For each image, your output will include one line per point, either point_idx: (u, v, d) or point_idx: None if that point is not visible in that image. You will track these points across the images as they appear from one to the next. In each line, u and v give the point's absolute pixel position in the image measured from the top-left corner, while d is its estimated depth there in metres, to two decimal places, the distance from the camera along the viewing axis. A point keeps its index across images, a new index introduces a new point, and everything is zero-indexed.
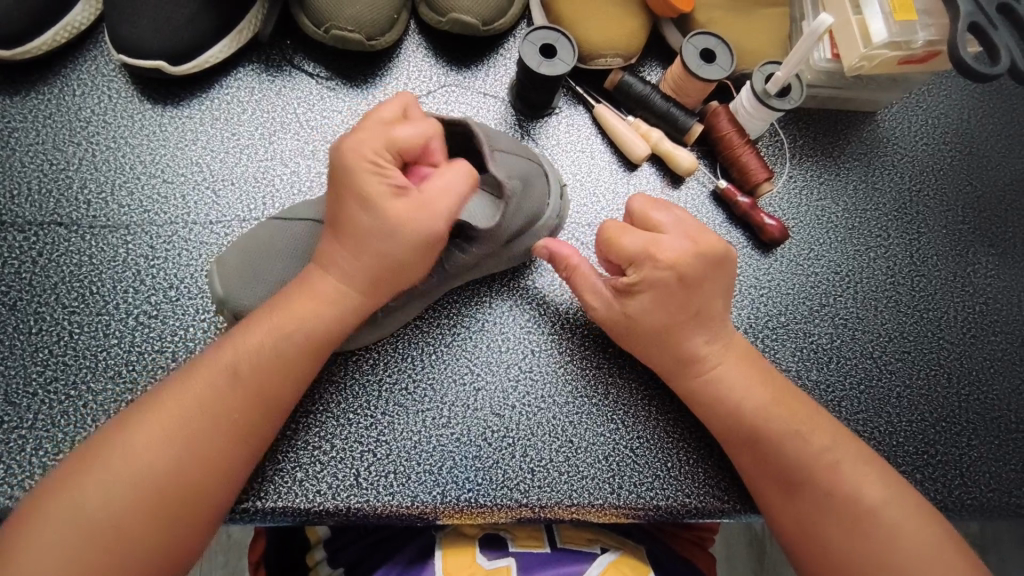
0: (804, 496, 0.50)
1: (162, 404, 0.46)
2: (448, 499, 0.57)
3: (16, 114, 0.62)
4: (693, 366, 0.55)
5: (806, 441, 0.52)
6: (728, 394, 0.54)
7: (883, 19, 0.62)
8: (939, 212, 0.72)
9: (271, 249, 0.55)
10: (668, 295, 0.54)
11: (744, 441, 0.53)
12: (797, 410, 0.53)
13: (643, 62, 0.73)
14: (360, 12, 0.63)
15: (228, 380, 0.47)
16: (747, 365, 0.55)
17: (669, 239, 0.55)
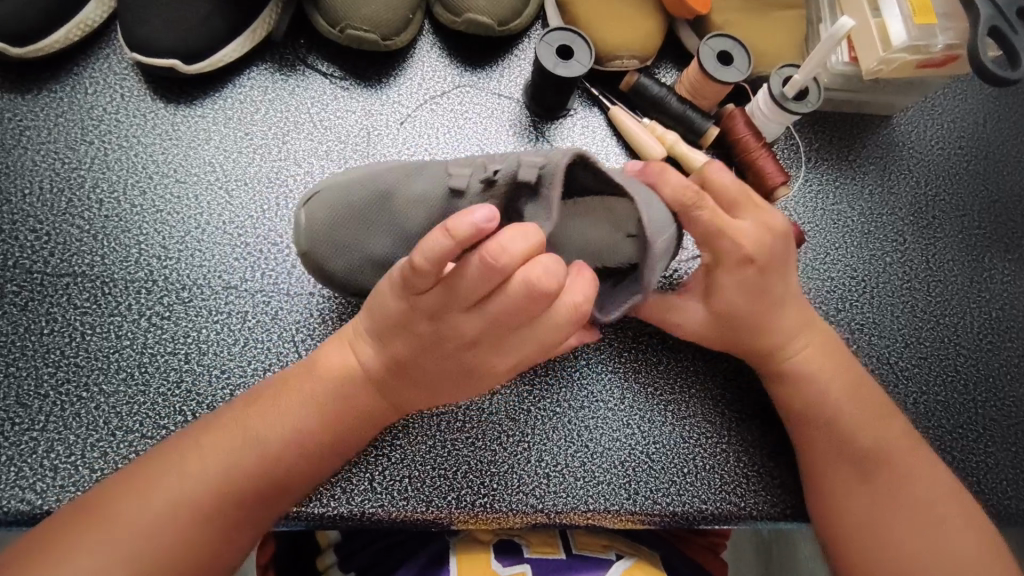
0: (868, 483, 0.54)
1: (174, 474, 0.45)
2: (463, 504, 0.57)
3: (27, 112, 0.61)
4: (785, 348, 0.56)
5: (867, 426, 0.55)
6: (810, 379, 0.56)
7: (902, 21, 0.62)
8: (955, 217, 0.72)
9: (375, 213, 0.53)
10: (750, 285, 0.55)
11: (824, 422, 0.55)
12: (861, 397, 0.56)
13: (658, 64, 0.72)
14: (376, 12, 0.63)
15: (251, 458, 0.46)
16: (827, 350, 0.57)
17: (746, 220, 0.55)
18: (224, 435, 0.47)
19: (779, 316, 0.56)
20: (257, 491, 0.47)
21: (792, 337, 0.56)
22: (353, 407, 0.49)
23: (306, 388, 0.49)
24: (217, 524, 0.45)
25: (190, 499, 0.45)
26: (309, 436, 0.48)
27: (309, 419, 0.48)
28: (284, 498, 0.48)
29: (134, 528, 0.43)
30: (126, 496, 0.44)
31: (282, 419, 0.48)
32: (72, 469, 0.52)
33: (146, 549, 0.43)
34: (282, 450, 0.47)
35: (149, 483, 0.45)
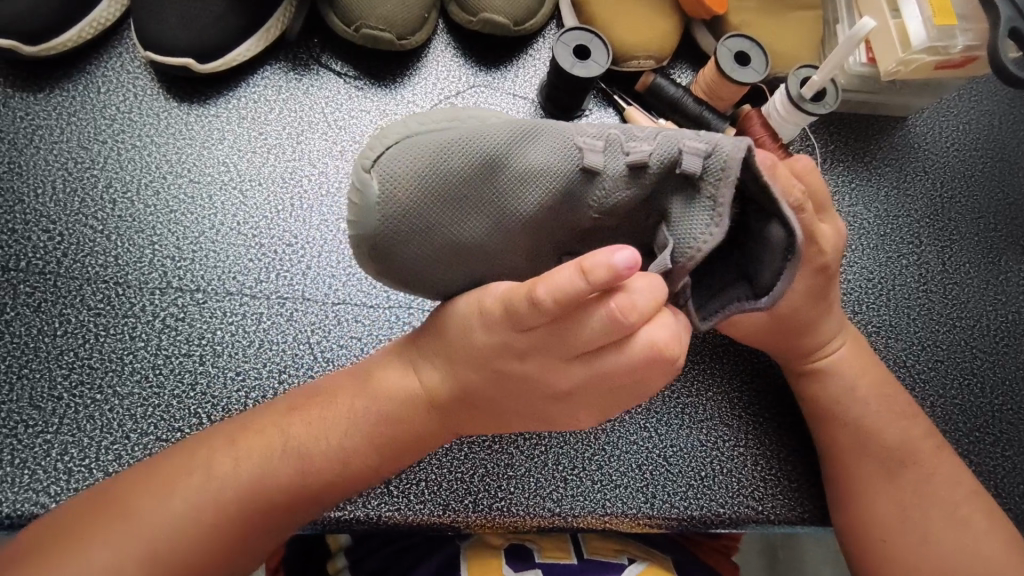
0: (901, 479, 0.55)
1: (205, 474, 0.45)
2: (480, 507, 0.56)
3: (39, 111, 0.61)
4: (819, 349, 0.57)
5: (892, 424, 0.56)
6: (842, 380, 0.58)
7: (922, 24, 0.62)
8: (971, 219, 0.72)
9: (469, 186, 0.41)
10: (818, 286, 0.55)
11: (855, 423, 0.56)
12: (886, 397, 0.57)
13: (673, 64, 0.72)
14: (392, 12, 0.62)
15: (286, 471, 0.46)
16: (857, 352, 0.59)
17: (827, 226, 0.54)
18: (259, 442, 0.46)
19: (827, 320, 0.56)
20: (286, 504, 0.46)
21: (830, 339, 0.57)
22: (410, 434, 0.48)
23: (352, 404, 0.48)
24: (242, 530, 0.45)
25: (219, 503, 0.44)
26: (349, 452, 0.47)
27: (352, 438, 0.47)
28: (311, 509, 0.48)
29: (160, 525, 0.43)
30: (156, 491, 0.44)
31: (321, 434, 0.47)
32: (87, 472, 0.51)
33: (169, 549, 0.43)
34: (320, 467, 0.47)
35: (181, 481, 0.44)
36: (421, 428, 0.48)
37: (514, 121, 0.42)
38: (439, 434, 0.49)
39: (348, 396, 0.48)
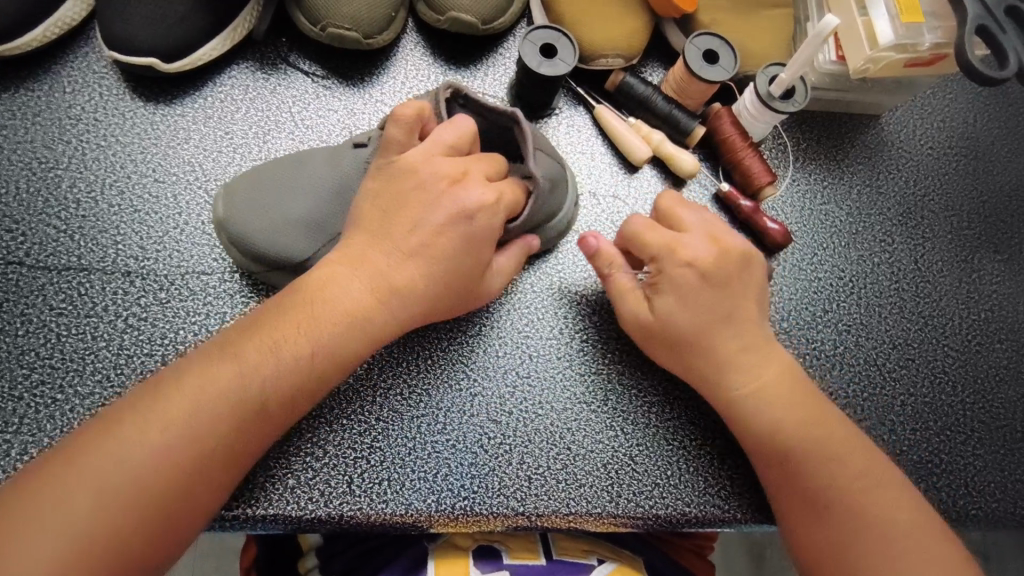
0: (830, 520, 0.49)
1: (153, 413, 0.43)
2: (443, 507, 0.56)
3: (4, 111, 0.61)
4: (731, 377, 0.53)
5: (834, 452, 0.51)
6: (761, 407, 0.53)
7: (889, 21, 0.61)
8: (944, 217, 0.71)
9: (281, 191, 0.56)
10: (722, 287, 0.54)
11: (789, 461, 0.51)
12: (831, 429, 0.52)
13: (644, 63, 0.72)
14: (357, 10, 0.62)
15: (234, 395, 0.45)
16: (785, 377, 0.54)
17: (693, 239, 0.56)
18: (205, 371, 0.45)
19: (725, 329, 0.54)
20: (242, 431, 0.45)
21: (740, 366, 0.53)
22: (357, 319, 0.49)
23: (285, 326, 0.47)
24: (196, 465, 0.43)
25: (171, 439, 0.43)
26: (293, 370, 0.46)
27: (303, 349, 0.47)
28: (272, 428, 0.47)
29: (109, 467, 0.41)
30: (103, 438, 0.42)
31: (259, 356, 0.46)
32: None
33: (119, 492, 0.41)
34: (270, 385, 0.46)
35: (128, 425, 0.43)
36: (368, 318, 0.49)
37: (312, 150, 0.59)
38: (393, 320, 0.50)
39: (289, 308, 0.48)
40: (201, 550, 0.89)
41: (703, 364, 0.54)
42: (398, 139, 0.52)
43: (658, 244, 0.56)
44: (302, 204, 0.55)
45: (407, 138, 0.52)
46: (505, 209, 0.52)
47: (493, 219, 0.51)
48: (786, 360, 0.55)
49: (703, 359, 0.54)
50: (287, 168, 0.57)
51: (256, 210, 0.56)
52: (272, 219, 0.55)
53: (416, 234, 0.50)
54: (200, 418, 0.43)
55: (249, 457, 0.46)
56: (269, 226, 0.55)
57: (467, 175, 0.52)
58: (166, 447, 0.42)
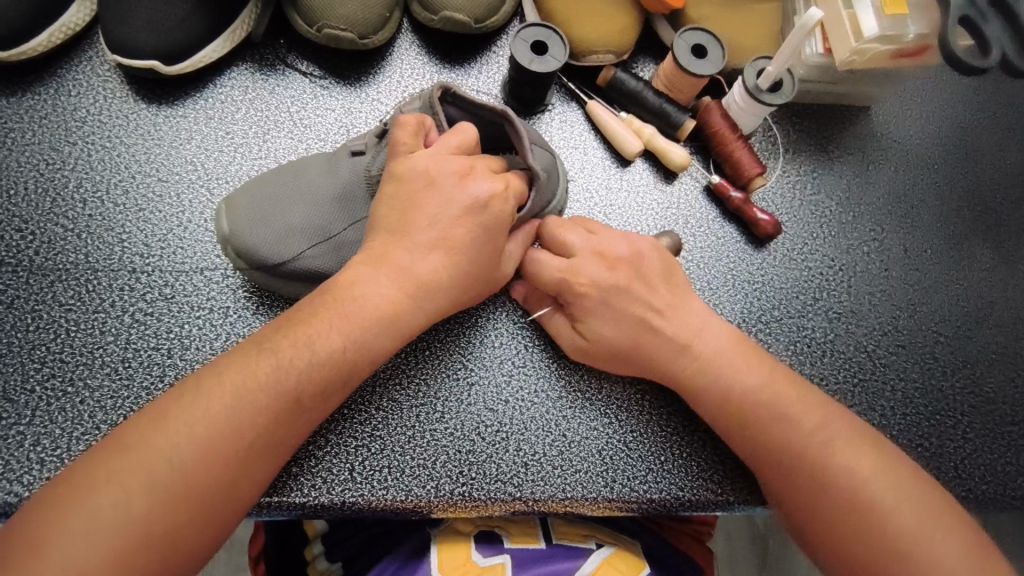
0: (796, 479, 0.51)
1: (188, 415, 0.45)
2: (442, 493, 0.58)
3: (12, 115, 0.63)
4: (674, 363, 0.55)
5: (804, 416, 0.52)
6: (716, 380, 0.54)
7: (873, 13, 0.63)
8: (933, 206, 0.72)
9: (281, 198, 0.57)
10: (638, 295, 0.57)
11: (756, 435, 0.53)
12: (790, 390, 0.53)
13: (635, 58, 0.73)
14: (353, 11, 0.64)
15: (265, 395, 0.46)
16: (733, 347, 0.55)
17: (585, 267, 0.57)
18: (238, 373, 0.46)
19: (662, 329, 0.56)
20: (272, 431, 0.46)
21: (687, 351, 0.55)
22: (383, 317, 0.50)
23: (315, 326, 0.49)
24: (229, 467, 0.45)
25: (208, 436, 0.44)
26: (322, 371, 0.48)
27: (330, 350, 0.48)
28: (302, 426, 0.48)
29: (147, 468, 0.43)
30: (142, 439, 0.44)
31: (291, 357, 0.47)
32: (58, 462, 0.53)
33: (157, 493, 0.42)
34: (299, 382, 0.47)
35: (165, 427, 0.44)
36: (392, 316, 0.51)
37: (307, 158, 0.61)
38: (415, 315, 0.52)
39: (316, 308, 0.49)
40: None
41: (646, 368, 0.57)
42: (405, 142, 0.53)
43: (555, 280, 0.58)
44: (305, 212, 0.57)
45: (414, 139, 0.54)
46: (513, 197, 0.54)
47: (505, 209, 0.53)
48: (730, 328, 0.57)
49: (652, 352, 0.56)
50: (289, 178, 0.59)
51: (258, 219, 0.56)
52: (275, 227, 0.56)
53: (433, 228, 0.52)
54: (233, 417, 0.45)
55: (279, 456, 0.48)
56: (272, 232, 0.56)
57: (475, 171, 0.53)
58: (204, 442, 0.44)
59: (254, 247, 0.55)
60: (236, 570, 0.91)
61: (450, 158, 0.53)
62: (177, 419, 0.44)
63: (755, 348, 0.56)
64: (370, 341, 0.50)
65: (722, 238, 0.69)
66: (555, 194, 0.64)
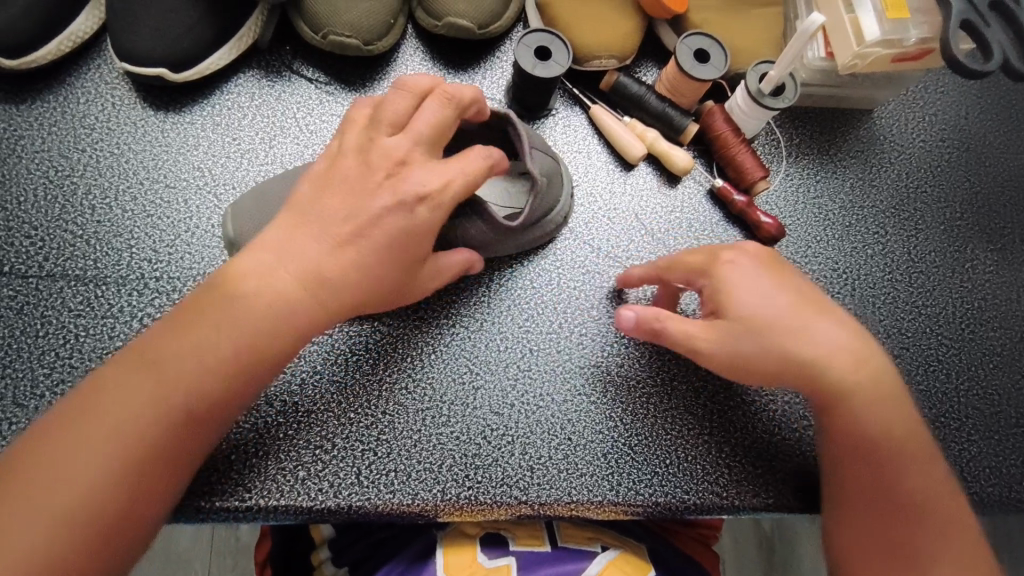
0: (893, 521, 0.52)
1: (126, 402, 0.45)
2: (448, 496, 0.58)
3: (22, 122, 0.63)
4: (853, 394, 0.53)
5: (891, 419, 0.53)
6: (863, 403, 0.53)
7: (875, 17, 0.63)
8: (937, 208, 0.73)
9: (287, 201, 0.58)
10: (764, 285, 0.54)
11: (873, 452, 0.53)
12: (894, 408, 0.54)
13: (638, 62, 0.74)
14: (358, 18, 0.64)
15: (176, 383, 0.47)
16: (871, 372, 0.54)
17: (733, 255, 0.56)
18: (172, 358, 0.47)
19: (826, 323, 0.54)
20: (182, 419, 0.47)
21: (833, 349, 0.53)
22: (285, 300, 0.49)
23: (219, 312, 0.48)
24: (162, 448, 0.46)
25: (120, 431, 0.45)
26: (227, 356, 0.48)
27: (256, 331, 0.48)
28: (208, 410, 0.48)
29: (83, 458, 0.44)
30: (74, 431, 0.44)
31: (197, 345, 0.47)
32: None
33: (96, 482, 0.43)
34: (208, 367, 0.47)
35: (98, 419, 0.45)
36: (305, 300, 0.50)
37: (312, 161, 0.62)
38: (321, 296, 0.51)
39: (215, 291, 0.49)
40: (217, 546, 0.92)
41: (822, 378, 0.53)
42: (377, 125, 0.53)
43: (703, 260, 0.57)
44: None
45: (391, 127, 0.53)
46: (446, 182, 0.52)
47: (432, 215, 0.52)
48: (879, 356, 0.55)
49: (812, 348, 0.53)
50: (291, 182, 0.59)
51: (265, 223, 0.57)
52: None
53: (339, 214, 0.51)
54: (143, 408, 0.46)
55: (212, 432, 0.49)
56: None
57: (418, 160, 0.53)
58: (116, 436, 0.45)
59: None
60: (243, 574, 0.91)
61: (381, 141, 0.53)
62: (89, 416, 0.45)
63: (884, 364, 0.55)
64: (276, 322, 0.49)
65: (726, 242, 0.69)
66: (559, 201, 0.65)
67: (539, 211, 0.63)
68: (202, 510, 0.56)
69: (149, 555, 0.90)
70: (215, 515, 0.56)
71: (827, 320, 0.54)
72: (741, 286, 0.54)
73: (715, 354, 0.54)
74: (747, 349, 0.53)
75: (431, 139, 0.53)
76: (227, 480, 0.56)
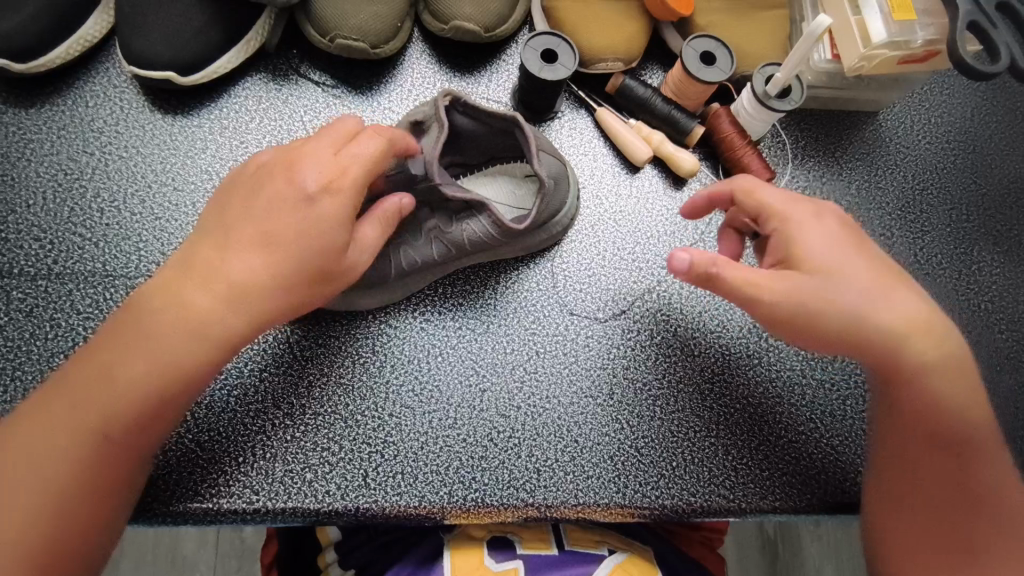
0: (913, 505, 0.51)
1: (76, 408, 0.46)
2: (455, 498, 0.58)
3: (31, 126, 0.64)
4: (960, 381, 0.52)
5: (962, 414, 0.51)
6: (933, 383, 0.51)
7: (882, 19, 0.63)
8: (943, 211, 0.72)
9: None
10: (834, 236, 0.52)
11: (950, 439, 0.51)
12: (964, 399, 0.52)
13: (643, 65, 0.74)
14: (365, 22, 0.65)
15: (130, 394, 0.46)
16: (963, 368, 0.52)
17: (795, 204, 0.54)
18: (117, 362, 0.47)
19: (908, 299, 0.51)
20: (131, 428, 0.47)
21: (913, 323, 0.51)
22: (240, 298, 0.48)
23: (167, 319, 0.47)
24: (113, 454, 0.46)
25: (72, 444, 0.45)
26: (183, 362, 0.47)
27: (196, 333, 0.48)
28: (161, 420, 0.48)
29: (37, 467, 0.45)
30: (27, 435, 0.46)
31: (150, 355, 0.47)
32: None
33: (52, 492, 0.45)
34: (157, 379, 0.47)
35: (50, 429, 0.46)
36: (253, 295, 0.48)
37: None
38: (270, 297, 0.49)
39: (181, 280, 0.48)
40: (222, 549, 0.92)
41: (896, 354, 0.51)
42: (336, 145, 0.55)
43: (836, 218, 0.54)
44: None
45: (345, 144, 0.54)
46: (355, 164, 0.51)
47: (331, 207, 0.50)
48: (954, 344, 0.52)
49: (879, 327, 0.50)
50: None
51: None
52: None
53: (265, 214, 0.50)
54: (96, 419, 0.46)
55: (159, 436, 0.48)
56: None
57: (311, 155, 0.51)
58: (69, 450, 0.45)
59: None
60: None
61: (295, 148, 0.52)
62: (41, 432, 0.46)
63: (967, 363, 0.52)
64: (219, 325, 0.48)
65: None
66: (565, 203, 0.65)
67: (545, 215, 0.63)
68: (209, 511, 0.56)
69: (155, 556, 0.91)
70: (222, 516, 0.56)
71: (905, 288, 0.52)
72: (809, 235, 0.52)
73: (776, 302, 0.50)
74: (840, 299, 0.50)
75: (344, 138, 0.52)
76: (234, 482, 0.56)
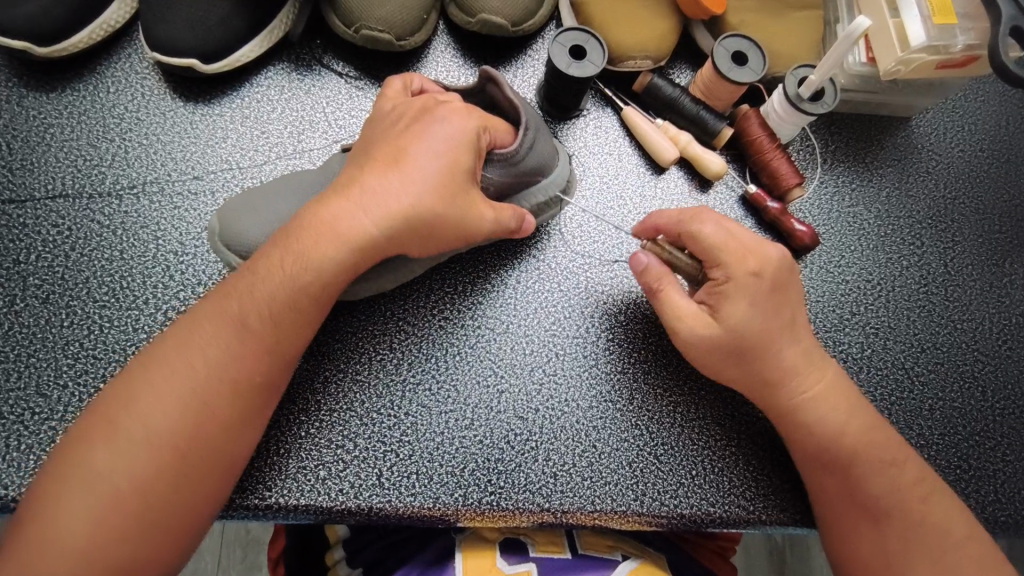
0: (882, 528, 0.51)
1: (161, 387, 0.46)
2: (470, 501, 0.57)
3: (51, 110, 0.63)
4: (822, 410, 0.53)
5: (868, 434, 0.53)
6: (819, 412, 0.53)
7: (921, 22, 0.61)
8: (975, 220, 0.71)
9: (276, 191, 0.57)
10: (760, 299, 0.53)
11: (831, 457, 0.53)
12: (874, 434, 0.53)
13: (672, 64, 0.73)
14: (392, 13, 0.63)
15: (219, 384, 0.46)
16: (838, 392, 0.54)
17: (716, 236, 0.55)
18: (199, 346, 0.47)
19: (786, 344, 0.54)
20: (223, 416, 0.47)
21: (818, 392, 0.54)
22: (344, 243, 0.48)
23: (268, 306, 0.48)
24: (217, 437, 0.46)
25: (165, 415, 0.45)
26: (256, 354, 0.48)
27: (294, 288, 0.48)
28: (254, 412, 0.48)
29: (111, 454, 0.44)
30: (130, 406, 0.45)
31: (240, 342, 0.47)
32: None
33: (124, 483, 0.43)
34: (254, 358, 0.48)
35: (151, 398, 0.45)
36: (359, 243, 0.49)
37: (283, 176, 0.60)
38: (344, 258, 0.49)
39: (282, 244, 0.49)
40: (228, 540, 0.92)
41: (771, 372, 0.54)
42: (391, 95, 0.56)
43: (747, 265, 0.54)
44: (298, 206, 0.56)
45: (401, 95, 0.57)
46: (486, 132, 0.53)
47: (473, 129, 0.51)
48: (834, 375, 0.55)
49: (774, 367, 0.53)
50: (277, 180, 0.59)
51: (250, 210, 0.55)
52: (265, 216, 0.55)
53: (401, 158, 0.50)
54: (183, 396, 0.45)
55: (260, 412, 0.49)
56: (262, 223, 0.54)
57: (442, 115, 0.51)
58: (169, 422, 0.45)
59: (244, 238, 0.54)
60: (252, 569, 0.91)
61: (410, 102, 0.54)
62: (140, 397, 0.45)
63: (849, 387, 0.55)
64: (302, 282, 0.48)
65: None
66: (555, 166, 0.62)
67: (534, 162, 0.57)
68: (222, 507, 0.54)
69: None
70: (233, 512, 0.55)
71: (793, 329, 0.54)
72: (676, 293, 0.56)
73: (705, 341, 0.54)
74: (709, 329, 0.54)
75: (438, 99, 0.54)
76: (247, 478, 0.55)
